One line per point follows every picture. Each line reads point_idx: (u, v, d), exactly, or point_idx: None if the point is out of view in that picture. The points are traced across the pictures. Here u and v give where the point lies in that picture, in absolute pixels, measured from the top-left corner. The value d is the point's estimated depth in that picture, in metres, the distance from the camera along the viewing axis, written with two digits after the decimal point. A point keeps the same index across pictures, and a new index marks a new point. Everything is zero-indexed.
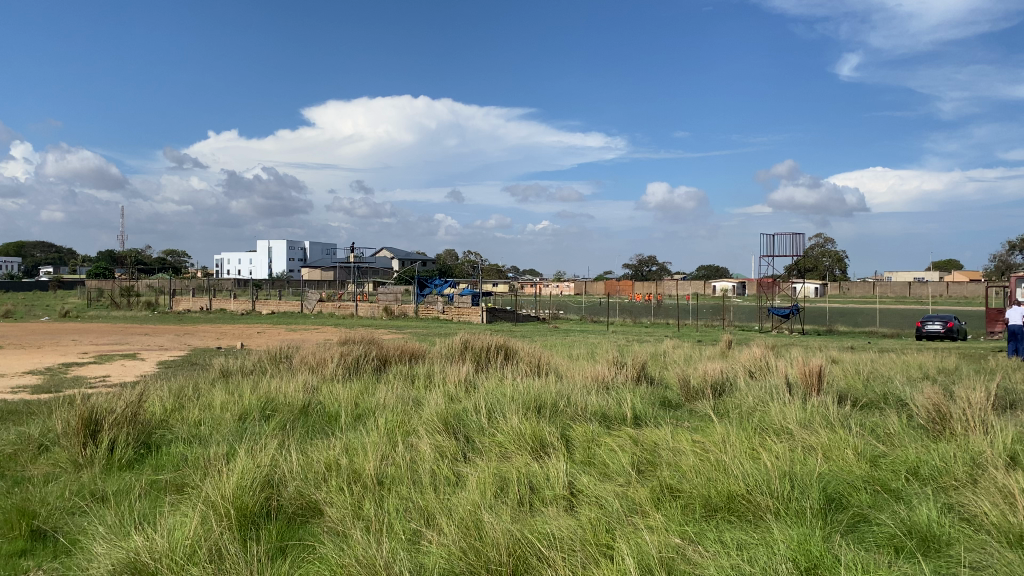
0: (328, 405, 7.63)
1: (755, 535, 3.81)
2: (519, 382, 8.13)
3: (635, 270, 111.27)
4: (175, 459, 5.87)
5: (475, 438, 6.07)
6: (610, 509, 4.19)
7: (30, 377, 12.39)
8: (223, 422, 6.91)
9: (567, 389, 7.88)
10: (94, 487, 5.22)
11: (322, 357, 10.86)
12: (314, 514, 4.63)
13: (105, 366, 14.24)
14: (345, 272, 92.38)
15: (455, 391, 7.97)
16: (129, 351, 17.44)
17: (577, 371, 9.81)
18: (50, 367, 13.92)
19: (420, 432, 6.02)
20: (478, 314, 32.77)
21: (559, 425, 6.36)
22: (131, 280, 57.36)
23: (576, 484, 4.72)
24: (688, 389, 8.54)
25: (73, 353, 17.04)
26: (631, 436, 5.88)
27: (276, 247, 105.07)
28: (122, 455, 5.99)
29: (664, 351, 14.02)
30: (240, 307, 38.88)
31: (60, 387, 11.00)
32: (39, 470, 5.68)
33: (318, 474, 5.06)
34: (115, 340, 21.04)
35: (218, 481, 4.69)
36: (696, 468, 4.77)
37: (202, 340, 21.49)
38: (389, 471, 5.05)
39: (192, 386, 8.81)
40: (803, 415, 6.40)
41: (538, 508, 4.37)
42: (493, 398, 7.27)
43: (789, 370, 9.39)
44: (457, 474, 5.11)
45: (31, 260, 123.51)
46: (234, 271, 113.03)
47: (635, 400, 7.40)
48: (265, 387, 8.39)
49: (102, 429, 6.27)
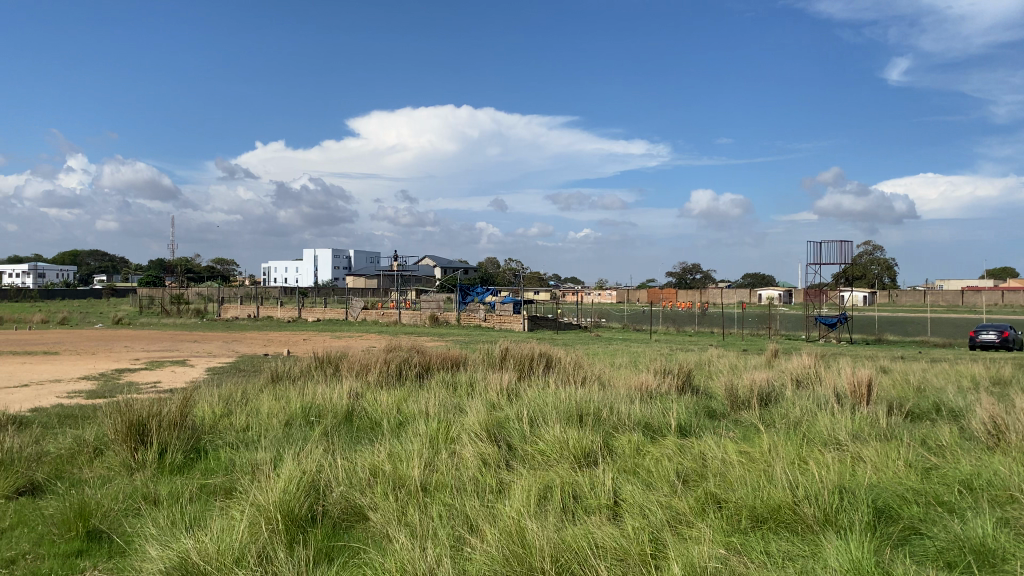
0: (372, 412, 7.69)
1: (803, 547, 3.74)
2: (562, 391, 8.09)
3: (678, 278, 110.53)
4: (224, 465, 5.97)
5: (518, 446, 6.07)
6: (655, 518, 4.16)
7: (87, 382, 12.76)
8: (270, 428, 7.03)
9: (611, 398, 7.82)
10: (147, 490, 5.33)
11: (366, 365, 10.96)
12: (359, 518, 4.69)
13: (157, 372, 14.55)
14: (387, 281, 93.30)
15: (497, 398, 7.99)
16: (179, 358, 17.88)
17: (621, 380, 9.70)
18: (104, 373, 14.28)
19: (463, 440, 6.04)
20: (520, 322, 32.79)
21: (602, 433, 6.33)
22: (183, 287, 58.90)
23: (620, 493, 4.69)
24: (734, 398, 8.44)
25: (126, 359, 17.53)
26: (676, 445, 5.85)
27: (322, 255, 106.82)
28: (172, 459, 6.13)
29: (709, 360, 13.98)
30: (286, 314, 39.57)
31: (114, 392, 11.32)
32: (93, 472, 5.82)
33: (362, 480, 5.10)
34: (166, 347, 21.55)
35: (265, 486, 4.74)
36: (741, 479, 4.71)
37: (250, 346, 21.92)
38: (433, 478, 5.07)
39: (240, 391, 8.95)
40: (852, 425, 6.32)
41: (580, 516, 4.35)
42: (536, 406, 7.26)
43: (838, 379, 9.23)
44: (500, 481, 5.11)
45: (86, 270, 128.38)
46: (281, 279, 115.01)
47: (680, 410, 7.32)
48: (310, 394, 8.49)
49: (151, 432, 6.43)
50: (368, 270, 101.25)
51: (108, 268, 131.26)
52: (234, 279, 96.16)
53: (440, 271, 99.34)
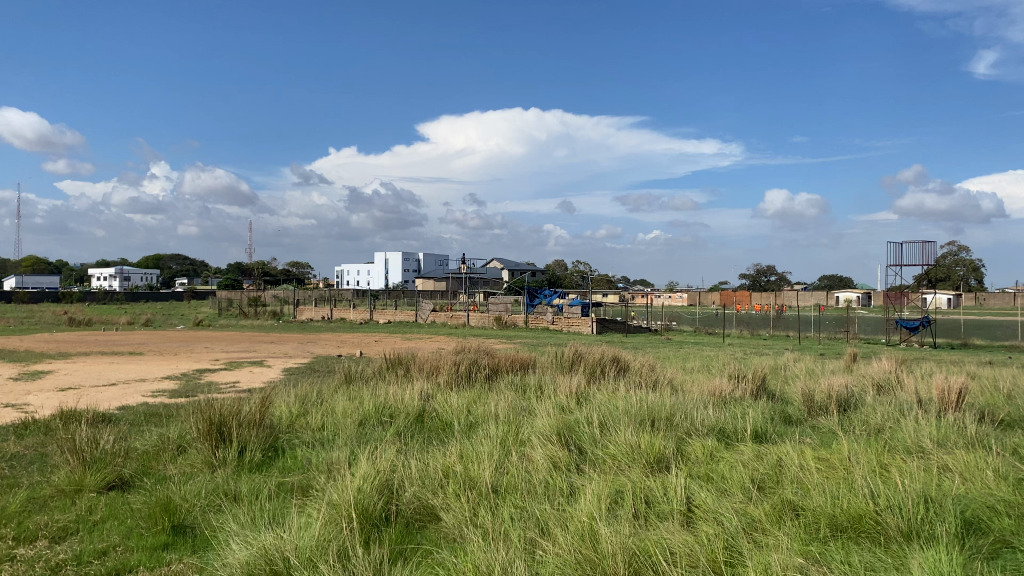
0: (443, 413, 7.76)
1: (886, 558, 3.62)
2: (633, 395, 8.00)
3: (752, 281, 108.23)
4: (300, 463, 6.11)
5: (588, 450, 6.05)
6: (729, 525, 4.08)
7: (169, 381, 13.24)
8: (344, 427, 7.17)
9: (683, 402, 7.70)
10: (228, 487, 5.50)
11: (437, 366, 11.07)
12: (431, 519, 4.74)
13: (236, 372, 15.02)
14: (456, 284, 94.07)
15: (567, 402, 7.98)
16: (257, 358, 18.40)
17: (694, 385, 9.54)
18: (186, 373, 14.81)
19: (533, 442, 6.04)
20: (588, 325, 32.63)
21: (675, 438, 6.25)
22: (260, 290, 60.60)
23: (694, 499, 4.62)
24: (811, 404, 8.21)
25: (207, 359, 18.14)
26: (752, 451, 5.74)
27: (392, 258, 108.47)
28: (251, 457, 6.30)
29: (786, 364, 13.63)
30: (358, 316, 40.31)
31: (195, 391, 11.73)
32: (177, 469, 6.03)
33: (434, 481, 5.15)
34: (244, 348, 22.23)
35: (341, 484, 4.83)
36: (820, 486, 4.59)
37: (324, 347, 22.43)
38: (504, 480, 5.09)
39: (315, 391, 9.15)
40: (937, 433, 6.08)
41: (653, 521, 4.31)
42: (606, 410, 7.21)
43: (923, 385, 8.88)
44: (571, 484, 5.09)
45: (169, 274, 133.43)
46: (353, 282, 117.26)
47: (756, 415, 7.17)
48: (383, 394, 8.62)
49: (231, 431, 6.63)
50: (437, 273, 102.37)
51: (190, 272, 136.20)
52: (308, 282, 98.50)
53: (508, 273, 99.74)
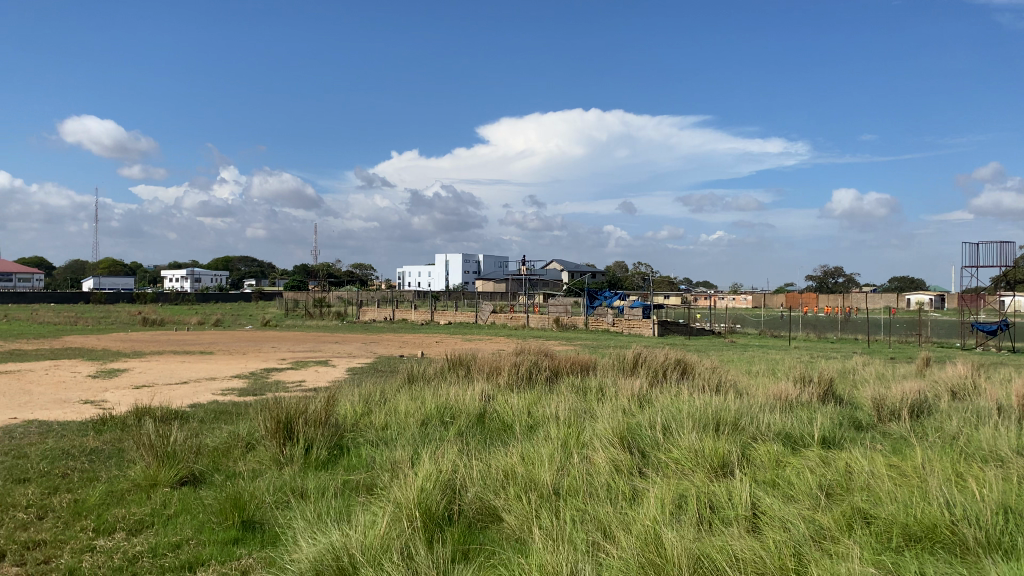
0: (503, 414, 7.79)
1: (962, 570, 3.49)
2: (696, 398, 7.89)
3: (818, 283, 105.70)
4: (364, 462, 6.20)
5: (651, 454, 5.99)
6: (797, 532, 4.00)
7: (238, 380, 13.60)
8: (407, 427, 7.26)
9: (747, 406, 7.57)
10: (295, 484, 5.62)
11: (497, 368, 11.12)
12: (494, 519, 4.76)
13: (302, 371, 15.36)
14: (517, 285, 94.34)
15: (629, 404, 7.92)
16: (322, 358, 18.78)
17: (758, 388, 9.36)
18: (254, 371, 15.22)
19: (595, 445, 6.02)
20: (650, 327, 32.34)
21: (739, 443, 6.14)
22: (325, 291, 61.80)
23: (760, 505, 4.54)
24: (882, 409, 7.98)
25: (274, 358, 18.59)
26: (820, 457, 5.60)
27: (453, 260, 109.34)
28: (317, 455, 6.42)
29: (854, 368, 13.28)
30: (419, 317, 40.77)
31: (262, 390, 12.03)
32: (247, 466, 6.19)
33: (496, 481, 5.17)
34: (309, 348, 22.71)
35: (404, 483, 4.89)
36: (891, 494, 4.46)
37: (387, 348, 22.75)
38: (566, 482, 5.08)
39: (378, 391, 9.28)
40: (1017, 441, 5.85)
41: (717, 527, 4.25)
42: (669, 413, 7.14)
43: (1000, 391, 8.55)
44: (634, 488, 5.05)
45: (237, 275, 137.05)
46: (415, 283, 118.62)
47: (823, 420, 7.00)
48: (444, 394, 8.70)
49: (298, 429, 6.78)
50: (498, 274, 102.81)
51: (257, 273, 139.71)
52: (371, 283, 100.04)
53: (568, 275, 99.53)
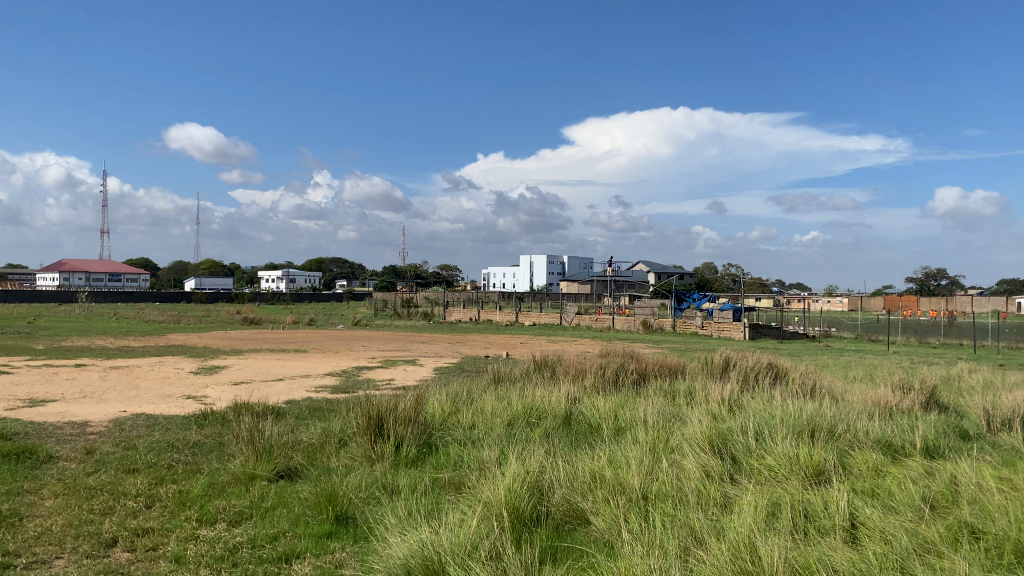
0: (591, 417, 7.75)
1: None
2: (789, 403, 7.67)
3: (919, 286, 101.12)
4: (452, 460, 6.29)
5: (742, 460, 5.86)
6: (899, 545, 3.83)
7: (330, 378, 13.96)
8: (494, 427, 7.31)
9: (844, 413, 7.31)
10: (386, 480, 5.74)
11: (584, 370, 11.05)
12: (582, 522, 4.75)
13: (391, 370, 15.65)
14: (602, 287, 93.71)
15: (719, 409, 7.77)
16: (410, 358, 19.09)
17: (856, 394, 9.02)
18: (346, 369, 15.59)
19: (684, 450, 5.93)
20: (740, 330, 31.58)
21: (836, 450, 5.94)
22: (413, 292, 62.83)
23: (859, 515, 4.38)
24: (991, 419, 7.57)
25: (364, 357, 19.01)
26: (922, 467, 5.37)
27: (539, 261, 109.50)
28: (407, 452, 6.54)
29: (961, 375, 12.62)
30: (505, 318, 40.99)
31: (353, 388, 12.31)
32: (340, 461, 6.36)
33: (584, 484, 5.15)
34: (398, 347, 23.12)
35: (492, 483, 4.93)
36: (1002, 508, 4.22)
37: (473, 348, 22.96)
38: (655, 486, 5.02)
39: (465, 391, 9.36)
40: None
41: (813, 537, 4.12)
42: (761, 419, 6.96)
43: None
44: (725, 495, 4.95)
45: (329, 275, 140.77)
46: (500, 284, 119.34)
47: (927, 429, 6.69)
48: (531, 395, 8.72)
49: (388, 427, 6.92)
50: (583, 275, 102.37)
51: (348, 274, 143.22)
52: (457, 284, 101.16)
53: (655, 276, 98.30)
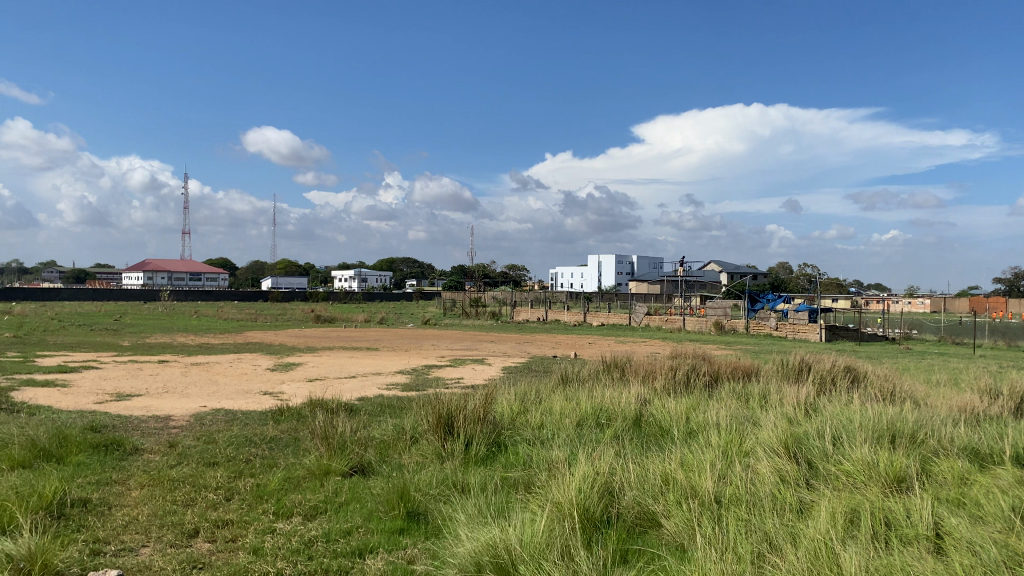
0: (661, 419, 7.66)
1: None
2: (868, 407, 7.44)
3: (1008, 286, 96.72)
4: (522, 460, 6.31)
5: (819, 465, 5.71)
6: (987, 556, 3.68)
7: (400, 376, 14.16)
8: (563, 427, 7.30)
9: (927, 418, 7.05)
10: (457, 478, 5.78)
11: (654, 371, 10.94)
12: (653, 524, 4.71)
13: (461, 369, 15.78)
14: (672, 288, 92.56)
15: (794, 412, 7.58)
16: (480, 357, 19.21)
17: (940, 399, 8.68)
18: (416, 368, 15.78)
19: (758, 454, 5.81)
20: (816, 331, 30.76)
21: (918, 457, 5.73)
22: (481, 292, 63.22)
23: (944, 525, 4.21)
24: None
25: (435, 356, 19.22)
26: (1012, 476, 5.14)
27: (607, 261, 108.87)
28: (477, 451, 6.59)
29: None
30: (573, 318, 40.88)
31: (424, 386, 12.45)
32: (411, 458, 6.44)
33: (654, 486, 5.10)
34: (467, 346, 23.30)
35: (562, 483, 4.92)
36: None
37: (542, 348, 22.97)
38: (728, 490, 4.93)
39: (534, 391, 9.37)
40: None
41: (895, 546, 3.99)
42: (839, 423, 6.77)
43: None
44: (801, 500, 4.83)
45: (399, 275, 142.79)
46: (569, 284, 119.05)
47: (1017, 436, 6.40)
48: (600, 396, 8.67)
49: (458, 425, 6.98)
50: (652, 275, 101.31)
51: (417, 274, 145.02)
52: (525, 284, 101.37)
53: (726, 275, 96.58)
